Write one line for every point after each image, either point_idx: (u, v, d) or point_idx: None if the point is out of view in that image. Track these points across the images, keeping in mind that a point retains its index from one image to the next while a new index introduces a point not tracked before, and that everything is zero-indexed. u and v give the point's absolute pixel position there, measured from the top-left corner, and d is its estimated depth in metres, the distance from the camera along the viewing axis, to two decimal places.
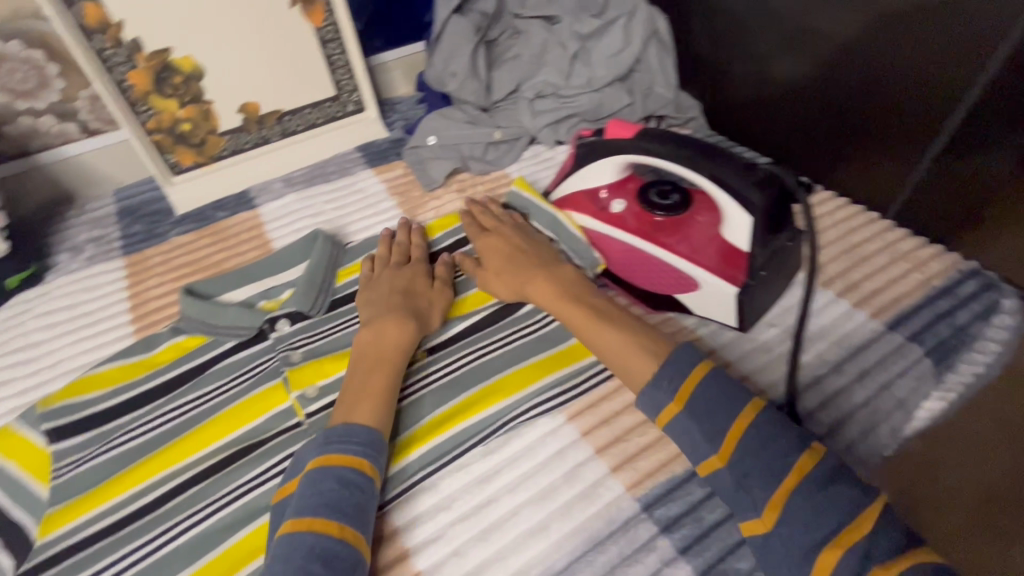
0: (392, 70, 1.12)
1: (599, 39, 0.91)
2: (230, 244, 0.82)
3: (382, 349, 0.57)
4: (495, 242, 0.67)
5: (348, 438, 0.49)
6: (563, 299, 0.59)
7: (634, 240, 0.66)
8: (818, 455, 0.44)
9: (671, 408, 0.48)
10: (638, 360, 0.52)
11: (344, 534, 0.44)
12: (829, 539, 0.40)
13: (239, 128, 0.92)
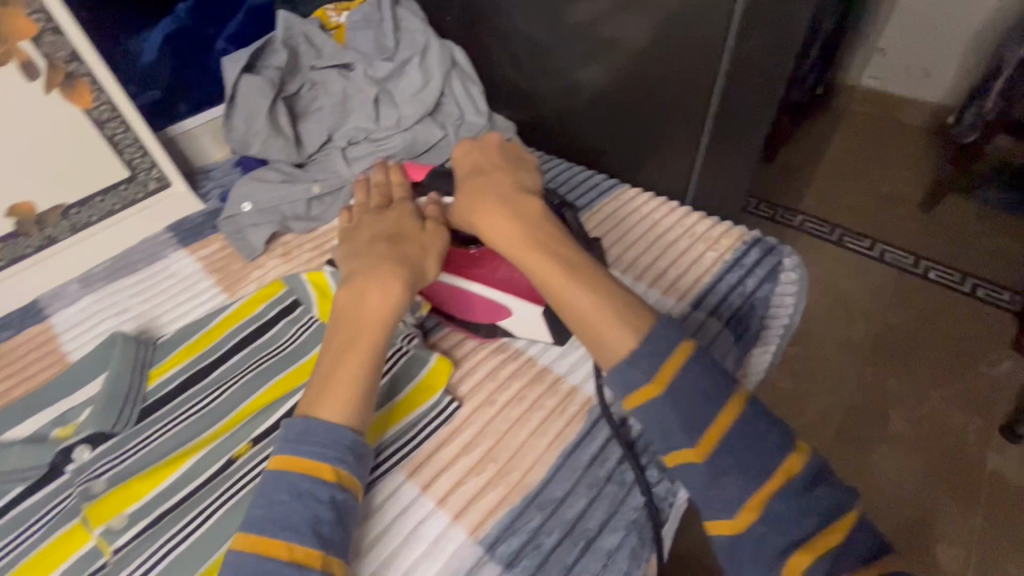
0: (200, 136, 1.04)
1: (397, 80, 0.93)
2: (17, 368, 0.72)
3: (361, 316, 0.54)
4: (492, 178, 0.60)
5: (308, 437, 0.48)
6: (533, 247, 0.53)
7: (449, 275, 0.65)
8: (688, 351, 0.47)
9: (648, 389, 0.46)
10: (608, 322, 0.49)
11: (297, 549, 0.44)
12: (695, 445, 0.45)
13: (15, 233, 0.82)
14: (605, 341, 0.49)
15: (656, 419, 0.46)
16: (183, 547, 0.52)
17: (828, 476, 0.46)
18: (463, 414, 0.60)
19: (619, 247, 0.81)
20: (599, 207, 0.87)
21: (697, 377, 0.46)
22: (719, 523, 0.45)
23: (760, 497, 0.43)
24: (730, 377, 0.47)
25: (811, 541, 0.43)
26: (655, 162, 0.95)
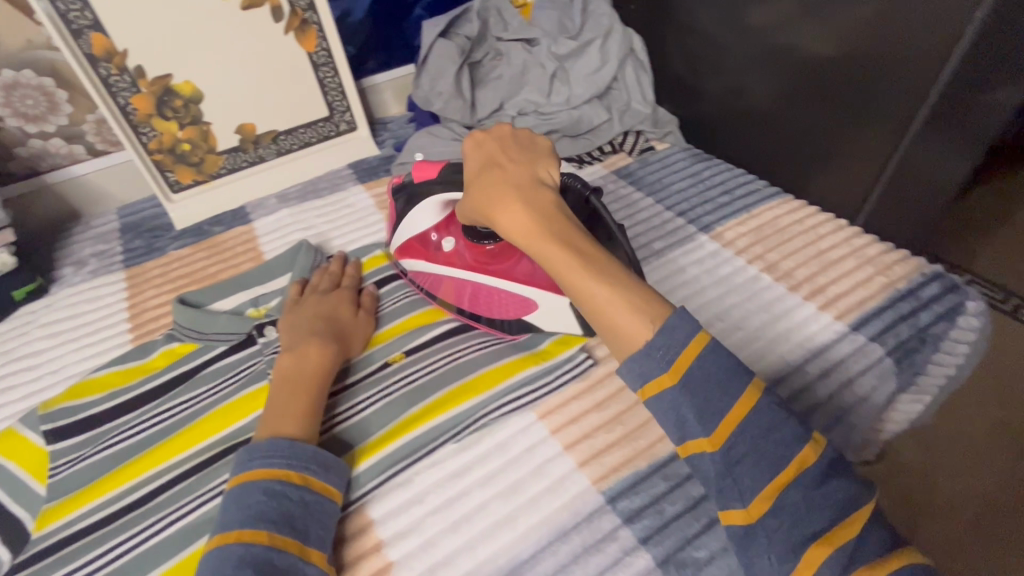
0: (384, 91, 1.16)
1: (577, 59, 0.96)
2: (226, 257, 0.85)
3: (300, 371, 0.57)
4: (496, 159, 0.54)
5: (270, 453, 0.47)
6: (541, 230, 0.48)
7: (473, 273, 0.66)
8: (704, 342, 0.40)
9: (663, 380, 0.40)
10: (620, 311, 0.43)
11: (273, 541, 0.43)
12: (710, 434, 0.39)
13: (237, 147, 0.96)
14: (617, 332, 0.43)
15: (670, 408, 0.40)
16: (355, 420, 0.59)
17: (847, 466, 0.39)
18: (597, 373, 0.63)
19: (775, 255, 0.78)
20: (757, 212, 0.85)
21: (710, 364, 0.40)
22: (732, 515, 0.39)
23: (774, 483, 0.38)
24: (744, 368, 0.41)
25: (830, 532, 0.36)
26: (822, 184, 0.87)
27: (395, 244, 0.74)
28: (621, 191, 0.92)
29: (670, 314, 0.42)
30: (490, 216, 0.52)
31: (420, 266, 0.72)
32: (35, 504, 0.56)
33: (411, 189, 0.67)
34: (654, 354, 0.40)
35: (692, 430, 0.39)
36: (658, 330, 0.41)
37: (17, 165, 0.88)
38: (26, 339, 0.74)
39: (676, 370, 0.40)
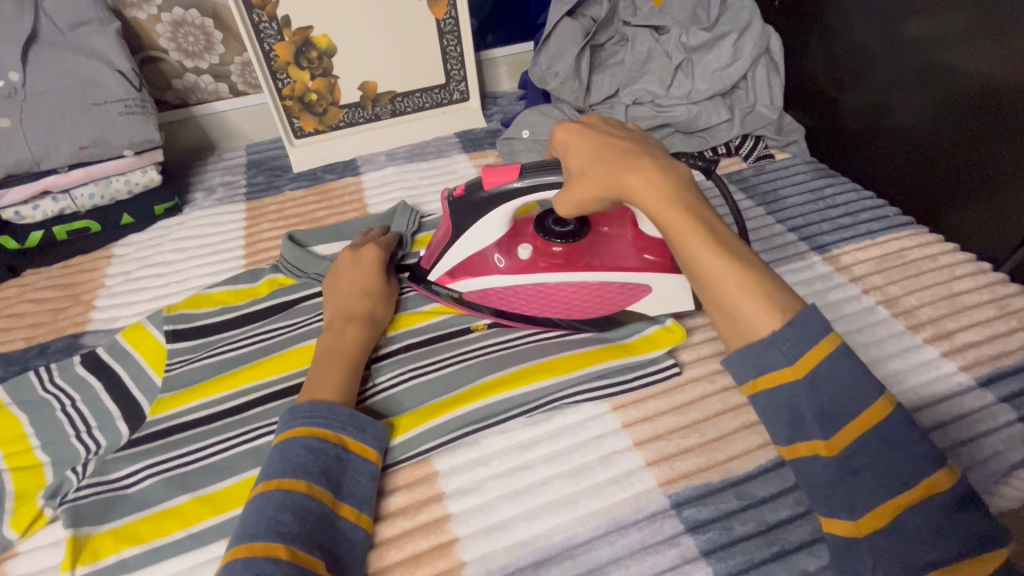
0: (500, 66, 1.16)
1: (706, 52, 0.90)
2: (334, 203, 0.91)
3: (337, 347, 0.58)
4: (610, 135, 0.52)
5: (313, 411, 0.49)
6: (671, 199, 0.46)
7: (557, 276, 0.62)
8: (833, 344, 0.40)
9: (785, 373, 0.40)
10: (754, 296, 0.42)
11: (312, 490, 0.45)
12: (826, 439, 0.39)
13: (357, 103, 1.01)
14: (748, 322, 0.42)
15: (786, 405, 0.40)
16: (398, 390, 0.60)
17: (976, 501, 0.39)
18: (680, 377, 0.61)
19: (897, 290, 0.71)
20: (882, 240, 0.78)
21: (840, 366, 0.40)
22: (837, 522, 0.40)
23: (891, 502, 0.38)
24: (874, 381, 0.40)
25: (952, 564, 0.37)
26: (959, 223, 0.78)
27: (437, 272, 0.65)
28: (729, 197, 0.87)
29: (803, 307, 0.41)
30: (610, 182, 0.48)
31: (478, 286, 0.64)
32: (152, 391, 0.62)
33: (479, 198, 0.58)
34: (781, 346, 0.40)
35: (809, 431, 0.40)
36: (790, 321, 0.41)
37: (172, 95, 0.97)
38: (160, 250, 0.82)
39: (801, 365, 0.40)
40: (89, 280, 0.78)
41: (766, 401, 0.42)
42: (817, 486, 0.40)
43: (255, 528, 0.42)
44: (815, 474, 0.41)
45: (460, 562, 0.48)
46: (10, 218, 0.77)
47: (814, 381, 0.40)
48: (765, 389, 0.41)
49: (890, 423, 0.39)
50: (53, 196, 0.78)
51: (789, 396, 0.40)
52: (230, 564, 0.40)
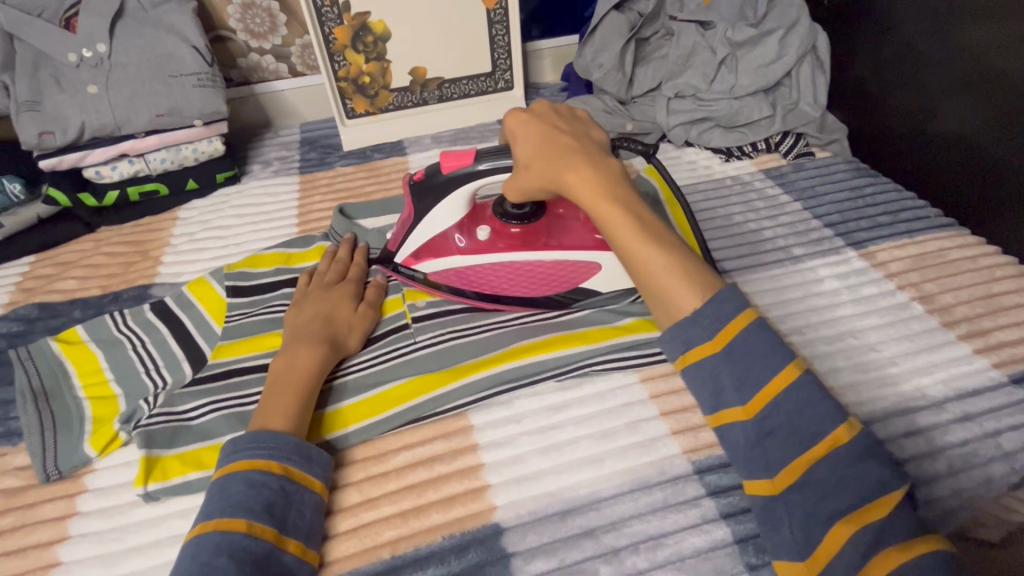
0: (544, 58, 1.19)
1: (751, 48, 0.91)
2: (382, 180, 0.95)
3: (288, 372, 0.55)
4: (555, 127, 0.56)
5: (258, 443, 0.49)
6: (603, 192, 0.51)
7: (511, 255, 0.64)
8: (750, 319, 0.44)
9: (708, 346, 0.44)
10: (673, 278, 0.47)
11: (253, 531, 0.44)
12: (743, 403, 0.43)
13: (406, 87, 1.05)
14: (669, 302, 0.47)
15: (709, 375, 0.44)
16: (353, 377, 0.61)
17: (880, 451, 0.40)
18: None
19: (933, 286, 0.71)
20: (920, 239, 0.78)
21: (753, 338, 0.43)
22: (757, 484, 0.43)
23: (799, 459, 0.41)
24: (784, 348, 0.44)
25: (850, 513, 0.38)
26: (1003, 227, 0.78)
27: (403, 253, 0.66)
28: (767, 191, 0.88)
29: (719, 290, 0.46)
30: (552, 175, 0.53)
31: (443, 266, 0.65)
32: (213, 339, 0.67)
33: (437, 180, 0.59)
34: (702, 322, 0.45)
35: (729, 399, 0.44)
36: (706, 300, 0.46)
37: (236, 73, 1.04)
38: (221, 214, 0.88)
39: (718, 338, 0.44)
40: (156, 238, 0.84)
41: (696, 379, 0.45)
42: (741, 453, 0.43)
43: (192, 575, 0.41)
44: (735, 439, 0.44)
45: (491, 505, 0.51)
46: (91, 177, 0.84)
47: (734, 353, 0.44)
48: (695, 369, 0.45)
49: (798, 384, 0.42)
50: (130, 159, 0.85)
51: (711, 367, 0.44)
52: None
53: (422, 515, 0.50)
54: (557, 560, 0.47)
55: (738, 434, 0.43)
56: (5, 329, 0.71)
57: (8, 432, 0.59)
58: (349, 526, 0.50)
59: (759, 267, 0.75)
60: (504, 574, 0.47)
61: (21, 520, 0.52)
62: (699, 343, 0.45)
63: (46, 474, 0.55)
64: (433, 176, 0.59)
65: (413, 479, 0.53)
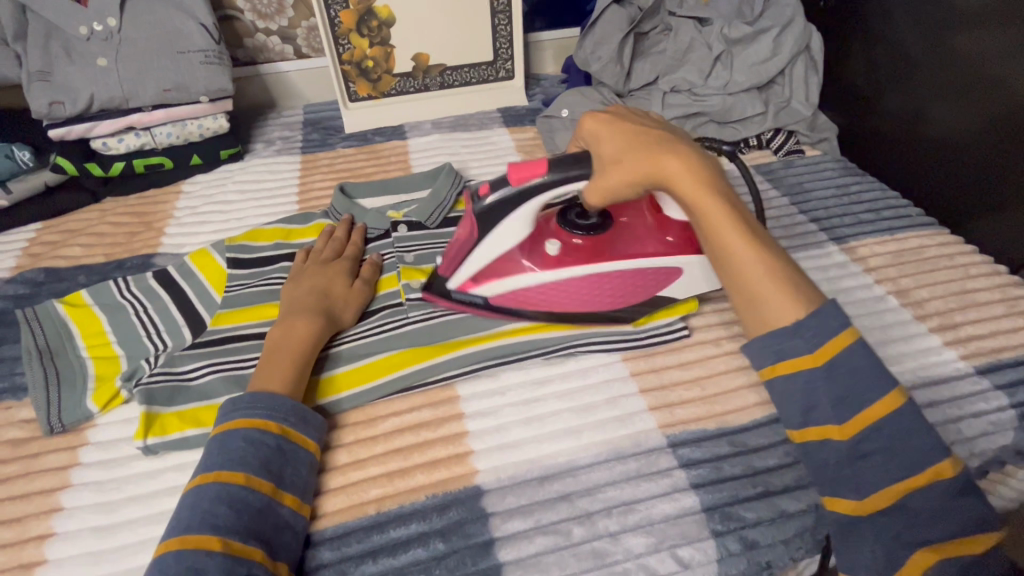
0: (545, 49, 1.21)
1: (746, 46, 0.93)
2: (382, 163, 0.97)
3: (284, 342, 0.58)
4: (651, 125, 0.54)
5: (256, 404, 0.51)
6: (713, 190, 0.49)
7: (585, 269, 0.61)
8: (852, 338, 0.44)
9: (806, 361, 0.44)
10: (780, 283, 0.47)
11: (250, 484, 0.47)
12: (842, 423, 0.43)
13: (409, 73, 1.07)
14: (770, 306, 0.46)
15: (803, 390, 0.44)
16: (346, 347, 0.64)
17: (981, 494, 0.41)
18: (689, 339, 0.65)
19: (910, 282, 0.74)
20: (900, 236, 0.80)
21: (859, 358, 0.44)
22: (839, 502, 0.43)
23: (898, 487, 0.41)
24: (888, 374, 0.44)
25: (937, 543, 0.40)
26: (982, 228, 0.80)
27: (456, 279, 0.63)
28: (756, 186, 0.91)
29: (823, 301, 0.46)
30: (655, 167, 0.50)
31: (511, 286, 0.63)
32: (212, 307, 0.70)
33: (506, 198, 0.56)
34: (804, 333, 0.45)
35: (823, 416, 0.44)
36: (811, 313, 0.45)
37: (242, 53, 1.06)
38: (223, 190, 0.90)
39: (817, 355, 0.44)
40: (160, 210, 0.86)
41: (790, 397, 0.45)
42: (824, 469, 0.44)
43: (192, 521, 0.44)
44: (823, 457, 0.44)
45: (473, 469, 0.53)
46: (98, 148, 0.86)
47: (834, 370, 0.44)
48: (791, 387, 0.45)
49: (904, 411, 0.42)
50: (137, 132, 0.87)
51: (809, 382, 0.44)
52: (165, 554, 0.43)
53: (407, 476, 0.53)
54: (533, 520, 0.50)
55: (830, 452, 0.43)
56: (12, 291, 0.73)
57: (14, 387, 0.62)
58: (337, 484, 0.53)
59: None
60: (483, 531, 0.49)
61: (27, 468, 0.55)
62: (798, 356, 0.45)
63: (51, 426, 0.57)
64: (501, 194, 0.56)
65: (401, 442, 0.56)
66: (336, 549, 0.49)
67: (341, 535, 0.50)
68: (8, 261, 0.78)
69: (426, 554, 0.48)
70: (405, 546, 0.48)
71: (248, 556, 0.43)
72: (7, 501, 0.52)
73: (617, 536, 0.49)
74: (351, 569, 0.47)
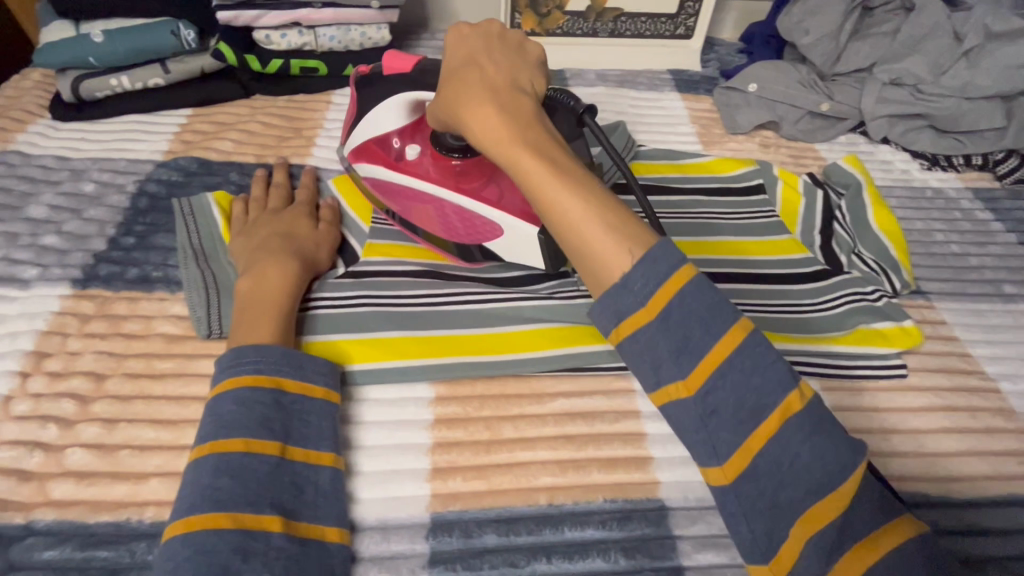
0: (730, 11, 1.06)
1: (1005, 44, 0.77)
2: None
3: (255, 291, 0.51)
4: (470, 57, 0.48)
5: (241, 362, 0.45)
6: (505, 129, 0.42)
7: (432, 189, 0.58)
8: (687, 277, 0.36)
9: (641, 315, 0.36)
10: (595, 231, 0.38)
11: (252, 449, 0.42)
12: (684, 378, 0.35)
13: (582, 13, 0.95)
14: (599, 260, 0.37)
15: (646, 349, 0.36)
16: (339, 312, 0.55)
17: (835, 424, 0.34)
18: (903, 383, 0.56)
19: None
20: None
21: (693, 298, 0.35)
22: (708, 473, 0.36)
23: (749, 440, 0.34)
24: (725, 306, 0.36)
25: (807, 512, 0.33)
26: None
27: (350, 145, 0.63)
28: (975, 214, 0.77)
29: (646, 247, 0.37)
30: (452, 118, 0.47)
31: (371, 173, 0.62)
32: (361, 237, 0.63)
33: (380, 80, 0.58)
34: (632, 287, 0.36)
35: (667, 374, 0.35)
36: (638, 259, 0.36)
37: None
38: None
39: (653, 307, 0.35)
40: (311, 118, 0.81)
41: (655, 367, 0.36)
42: (685, 432, 0.36)
43: (193, 499, 0.39)
44: (679, 421, 0.36)
45: (655, 479, 0.47)
46: (260, 40, 0.80)
47: (669, 317, 0.35)
48: (645, 355, 0.36)
49: (749, 347, 0.35)
50: (300, 29, 0.81)
51: (649, 339, 0.36)
52: (171, 540, 0.38)
53: (583, 471, 0.47)
54: (728, 556, 0.43)
55: (682, 416, 0.36)
56: (164, 176, 0.70)
57: (168, 279, 0.59)
58: (502, 460, 0.48)
59: (964, 297, 0.66)
60: (669, 555, 0.43)
61: (181, 367, 0.52)
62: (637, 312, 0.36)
63: (208, 331, 0.54)
64: (378, 75, 0.59)
65: (572, 430, 0.50)
66: (503, 535, 0.44)
67: (509, 521, 0.44)
68: (161, 144, 0.75)
69: (607, 567, 0.42)
70: (583, 552, 0.43)
71: (260, 527, 0.39)
72: (162, 400, 0.49)
73: None
74: (521, 563, 0.42)
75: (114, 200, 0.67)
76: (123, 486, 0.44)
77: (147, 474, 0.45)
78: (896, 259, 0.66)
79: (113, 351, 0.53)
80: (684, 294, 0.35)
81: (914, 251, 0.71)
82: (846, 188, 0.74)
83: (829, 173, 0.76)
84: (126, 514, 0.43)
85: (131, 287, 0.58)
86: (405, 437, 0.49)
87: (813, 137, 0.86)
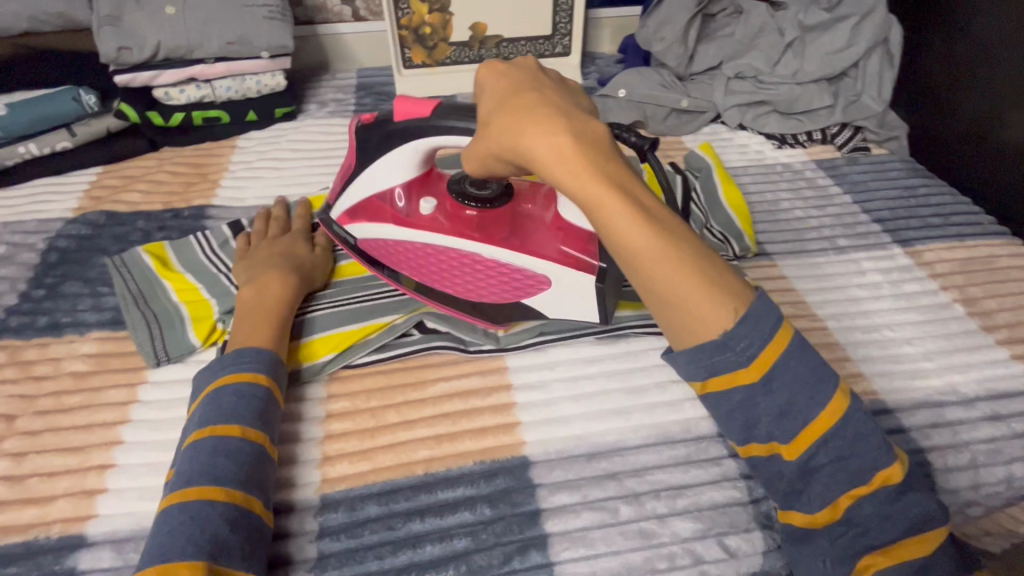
0: (605, 27, 1.17)
1: (819, 34, 0.90)
2: None
3: (257, 300, 0.56)
4: (519, 86, 0.44)
5: (242, 360, 0.51)
6: (586, 166, 0.40)
7: (461, 242, 0.58)
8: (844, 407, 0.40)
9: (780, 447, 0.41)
10: (691, 285, 0.39)
11: (247, 436, 0.46)
12: (820, 503, 0.41)
13: (466, 42, 1.05)
14: (693, 314, 0.40)
15: (777, 468, 0.42)
16: None
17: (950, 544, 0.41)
18: None
19: (976, 288, 0.70)
20: (970, 243, 0.76)
21: (850, 428, 0.40)
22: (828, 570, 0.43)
23: (840, 500, 0.41)
24: (888, 447, 0.41)
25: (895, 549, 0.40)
26: None
27: (341, 207, 0.62)
28: (817, 181, 0.87)
29: (747, 300, 0.40)
30: (510, 152, 0.43)
31: (376, 233, 0.61)
32: None
33: (382, 131, 0.55)
34: (734, 348, 0.39)
35: (804, 499, 0.42)
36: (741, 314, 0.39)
37: (302, 11, 1.05)
38: (277, 146, 0.89)
39: (794, 444, 0.40)
40: (215, 162, 0.87)
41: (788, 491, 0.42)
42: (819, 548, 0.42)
43: (188, 476, 0.43)
44: (773, 471, 0.42)
45: (521, 440, 0.53)
46: (161, 97, 0.87)
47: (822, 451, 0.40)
48: (783, 474, 0.42)
49: (850, 414, 0.40)
50: (198, 83, 0.88)
51: (780, 463, 0.42)
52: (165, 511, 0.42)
53: (456, 440, 0.53)
54: (580, 495, 0.50)
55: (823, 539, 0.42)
56: (75, 231, 0.75)
57: (77, 323, 0.64)
58: (385, 442, 0.54)
59: (803, 254, 0.75)
60: (530, 501, 0.49)
61: (89, 400, 0.56)
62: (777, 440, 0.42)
63: (156, 360, 0.59)
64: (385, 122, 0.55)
65: (449, 407, 0.56)
66: (383, 504, 0.49)
67: (388, 492, 0.50)
68: (70, 203, 0.80)
69: (473, 518, 0.48)
70: (452, 509, 0.49)
71: (248, 506, 0.43)
72: (71, 429, 0.54)
73: (665, 518, 0.49)
74: (398, 525, 0.48)
75: (25, 258, 0.71)
76: (33, 508, 0.49)
77: (56, 496, 0.49)
78: (740, 229, 0.75)
79: (24, 393, 0.57)
80: (835, 429, 0.40)
81: (762, 220, 0.80)
82: (700, 171, 0.84)
83: (687, 160, 0.86)
84: (35, 533, 0.47)
85: (41, 334, 0.63)
86: (303, 431, 0.54)
87: (678, 131, 0.96)
